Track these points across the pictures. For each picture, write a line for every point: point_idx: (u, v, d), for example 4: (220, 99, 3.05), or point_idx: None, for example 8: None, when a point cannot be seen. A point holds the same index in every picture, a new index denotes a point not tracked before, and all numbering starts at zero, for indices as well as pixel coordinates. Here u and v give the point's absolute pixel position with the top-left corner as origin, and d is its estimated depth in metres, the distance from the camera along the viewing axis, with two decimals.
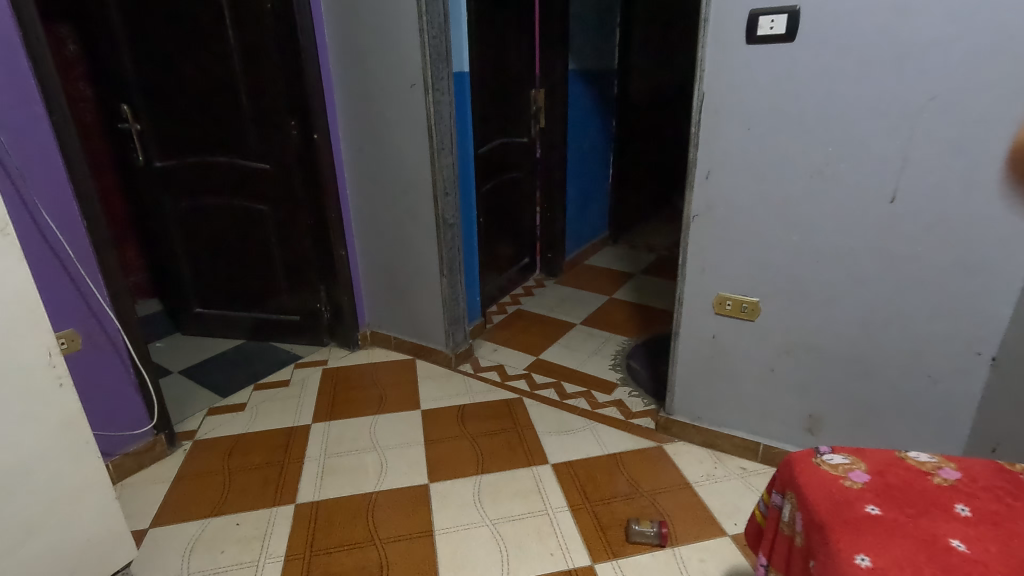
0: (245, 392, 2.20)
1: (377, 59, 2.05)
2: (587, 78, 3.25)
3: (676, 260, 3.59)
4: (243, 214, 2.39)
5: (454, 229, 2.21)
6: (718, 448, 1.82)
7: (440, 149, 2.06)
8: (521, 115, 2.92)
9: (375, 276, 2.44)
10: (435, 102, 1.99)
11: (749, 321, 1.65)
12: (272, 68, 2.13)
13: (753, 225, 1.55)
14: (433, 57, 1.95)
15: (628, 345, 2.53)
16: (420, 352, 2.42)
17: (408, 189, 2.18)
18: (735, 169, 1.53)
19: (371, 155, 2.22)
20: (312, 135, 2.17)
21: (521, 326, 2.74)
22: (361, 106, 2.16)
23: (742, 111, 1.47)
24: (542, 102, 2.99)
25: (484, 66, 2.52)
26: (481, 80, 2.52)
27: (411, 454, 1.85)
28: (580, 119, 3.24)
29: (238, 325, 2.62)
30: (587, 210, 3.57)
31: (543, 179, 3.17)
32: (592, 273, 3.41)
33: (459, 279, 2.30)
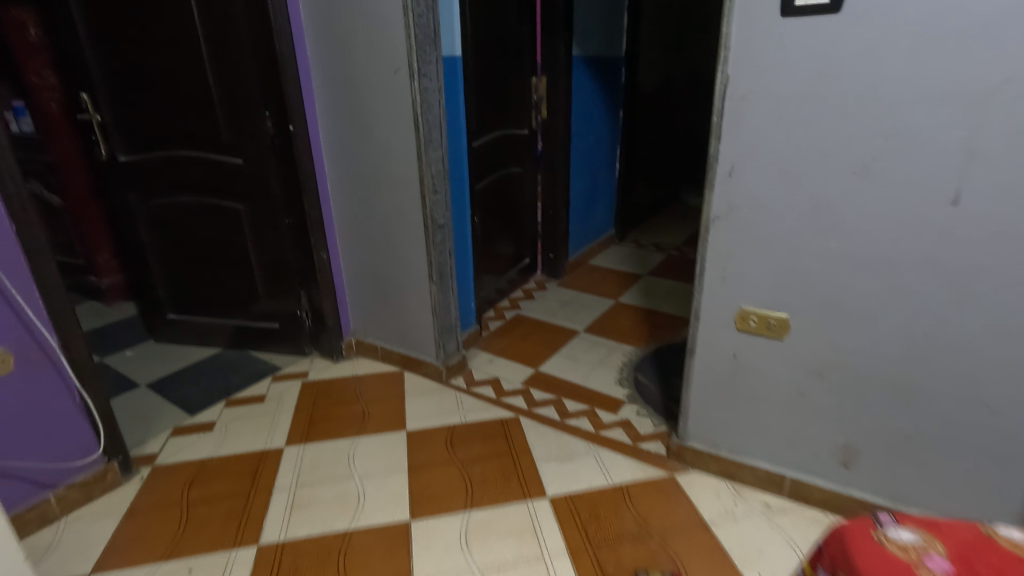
0: (215, 409, 2.01)
1: (357, 40, 1.83)
2: (592, 65, 3.02)
3: (686, 260, 3.37)
4: (215, 214, 2.19)
5: (444, 231, 2.00)
6: (738, 480, 1.61)
7: (428, 143, 1.84)
8: (521, 105, 2.70)
9: (359, 281, 2.23)
10: (422, 89, 1.77)
11: (776, 339, 1.43)
12: (243, 53, 1.92)
13: (784, 229, 1.33)
14: (419, 38, 1.73)
15: (636, 356, 2.32)
16: (409, 364, 2.22)
17: (393, 187, 1.96)
18: (765, 165, 1.31)
19: (352, 149, 2.00)
20: (288, 127, 1.95)
21: (519, 335, 2.53)
22: (341, 93, 1.94)
23: (775, 96, 1.25)
24: (545, 90, 2.77)
25: (480, 52, 2.30)
26: (477, 66, 2.30)
27: (393, 484, 1.65)
28: (585, 109, 3.02)
29: (213, 333, 2.42)
30: (592, 206, 3.36)
31: (545, 174, 2.95)
32: (597, 274, 3.20)
33: (451, 286, 2.09)
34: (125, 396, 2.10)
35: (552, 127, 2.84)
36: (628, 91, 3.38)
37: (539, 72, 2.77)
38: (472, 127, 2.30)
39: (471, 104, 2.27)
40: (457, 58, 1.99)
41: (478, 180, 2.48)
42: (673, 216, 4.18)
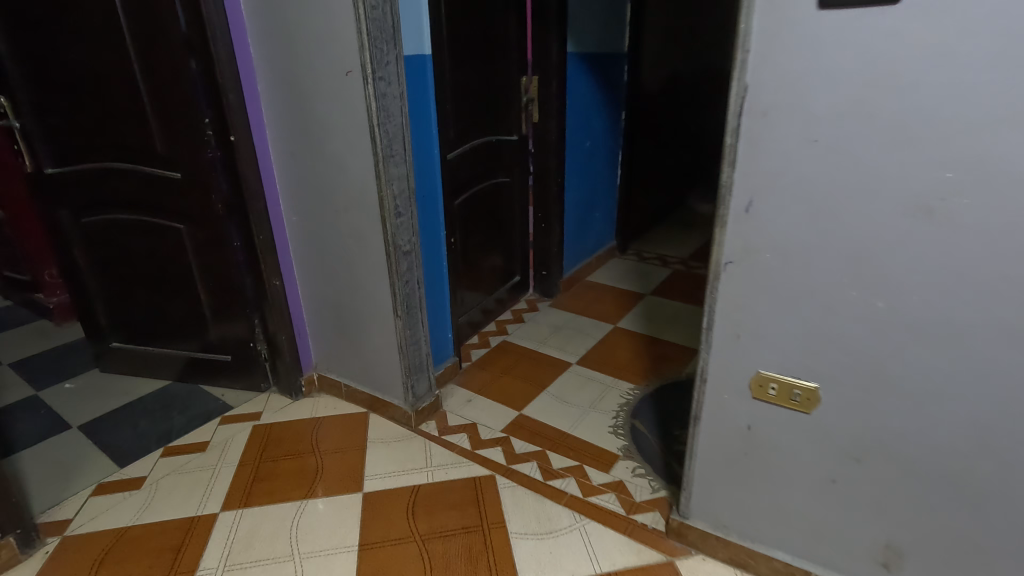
0: (148, 461, 1.76)
1: (305, 37, 1.55)
2: (591, 63, 2.73)
3: (692, 277, 3.08)
4: (156, 233, 1.93)
5: (411, 258, 1.72)
6: (750, 571, 1.34)
7: (387, 158, 1.56)
8: (508, 108, 2.41)
9: (320, 310, 1.96)
10: (379, 95, 1.50)
11: (801, 413, 1.16)
12: (176, 50, 1.64)
13: (816, 282, 1.05)
14: (373, 34, 1.45)
15: (633, 397, 2.05)
16: (375, 405, 1.96)
17: (351, 208, 1.69)
18: (791, 200, 1.02)
19: (305, 163, 1.72)
20: (229, 138, 1.69)
21: (504, 367, 2.26)
22: (290, 99, 1.66)
23: (808, 113, 0.96)
24: (536, 91, 2.48)
25: (458, 49, 2.02)
26: (454, 65, 2.02)
27: (338, 568, 1.40)
28: (582, 113, 2.73)
29: (161, 364, 2.16)
30: (590, 218, 3.07)
31: (537, 184, 2.67)
32: (594, 293, 2.92)
33: (420, 320, 1.82)
34: (36, 448, 1.83)
35: (544, 132, 2.55)
36: (630, 91, 3.08)
37: (529, 70, 2.47)
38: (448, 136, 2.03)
39: (446, 109, 1.99)
40: (426, 58, 1.71)
41: (457, 194, 2.21)
42: (679, 226, 3.88)
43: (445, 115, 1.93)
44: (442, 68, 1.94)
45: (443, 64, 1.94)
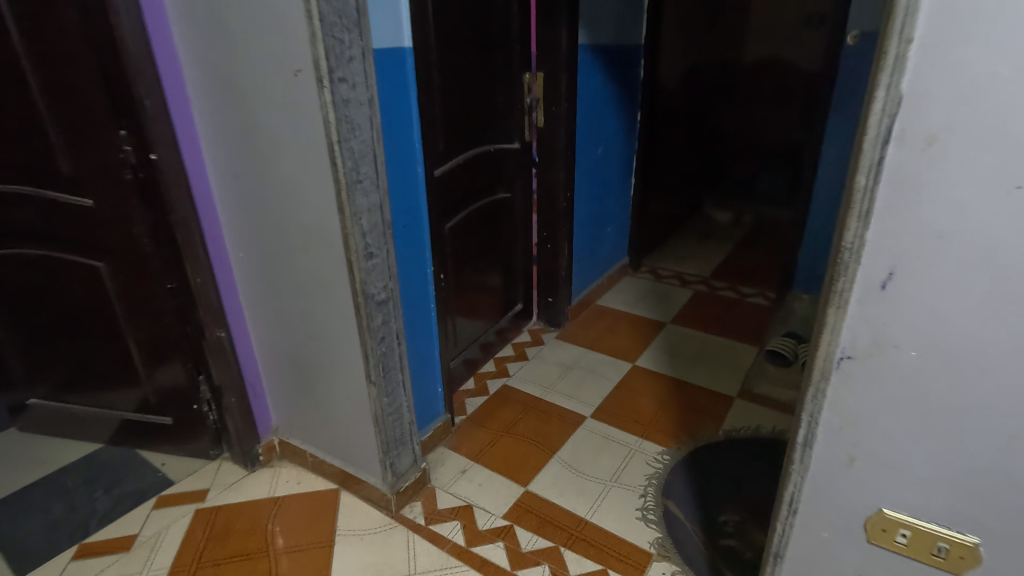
0: (56, 568, 1.40)
1: (240, 23, 1.15)
2: (605, 56, 2.34)
3: (717, 299, 2.72)
4: (70, 273, 1.54)
5: (387, 308, 1.35)
6: None
7: (352, 185, 1.18)
8: (509, 111, 2.03)
9: (278, 366, 1.59)
10: (339, 103, 1.11)
11: (945, 572, 0.80)
12: (77, 43, 1.26)
13: (992, 396, 0.69)
14: (328, 20, 1.06)
15: (664, 466, 1.69)
16: (348, 482, 1.59)
17: (309, 247, 1.31)
18: (963, 276, 0.66)
19: (250, 188, 1.34)
20: (149, 156, 1.30)
21: (504, 423, 1.90)
22: (226, 107, 1.27)
23: (1008, 146, 0.61)
24: (541, 91, 2.10)
25: (447, 42, 1.63)
26: (442, 60, 1.63)
27: None
28: (593, 115, 2.35)
29: (89, 426, 1.78)
30: (601, 234, 2.70)
31: (541, 199, 2.29)
32: (607, 321, 2.55)
33: (400, 382, 1.45)
34: None
35: (550, 140, 2.17)
36: (646, 89, 2.70)
37: (534, 65, 2.09)
38: (435, 149, 1.65)
39: (431, 116, 1.60)
40: (404, 53, 1.32)
41: (448, 218, 1.83)
42: (695, 237, 3.52)
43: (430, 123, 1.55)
44: (427, 65, 1.56)
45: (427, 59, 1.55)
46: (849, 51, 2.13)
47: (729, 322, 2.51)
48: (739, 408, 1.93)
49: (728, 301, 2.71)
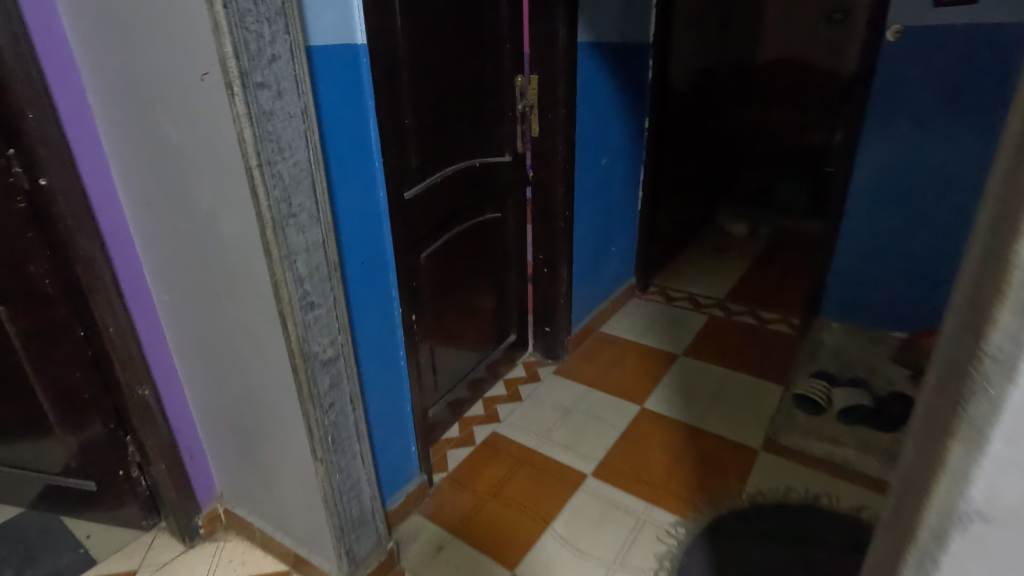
0: None
1: (135, 13, 0.89)
2: (609, 56, 2.07)
3: (736, 326, 2.44)
4: None
5: (336, 368, 1.09)
6: None
7: (282, 222, 0.92)
8: (497, 120, 1.77)
9: (217, 426, 1.33)
10: (258, 116, 0.85)
11: None
12: None
13: None
14: (239, 8, 0.79)
15: (678, 544, 1.43)
16: (299, 565, 1.33)
17: (236, 294, 1.05)
18: None
19: (166, 219, 1.08)
20: (39, 181, 1.04)
21: (491, 484, 1.64)
22: (133, 119, 1.02)
23: None
24: (536, 97, 1.84)
25: (418, 38, 1.37)
26: (413, 61, 1.37)
27: None
28: (596, 122, 2.08)
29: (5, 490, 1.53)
30: (605, 253, 2.43)
31: (537, 218, 2.03)
32: (612, 351, 2.28)
33: (357, 453, 1.19)
34: None
35: (546, 151, 1.90)
36: (655, 93, 2.43)
37: (527, 67, 1.82)
38: (404, 168, 1.39)
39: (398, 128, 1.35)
40: (355, 53, 1.07)
41: (425, 246, 1.57)
42: (707, 251, 3.24)
43: (396, 137, 1.30)
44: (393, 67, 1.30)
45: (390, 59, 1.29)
46: (890, 48, 1.86)
47: (749, 354, 2.23)
48: (765, 465, 1.65)
49: (747, 327, 2.43)
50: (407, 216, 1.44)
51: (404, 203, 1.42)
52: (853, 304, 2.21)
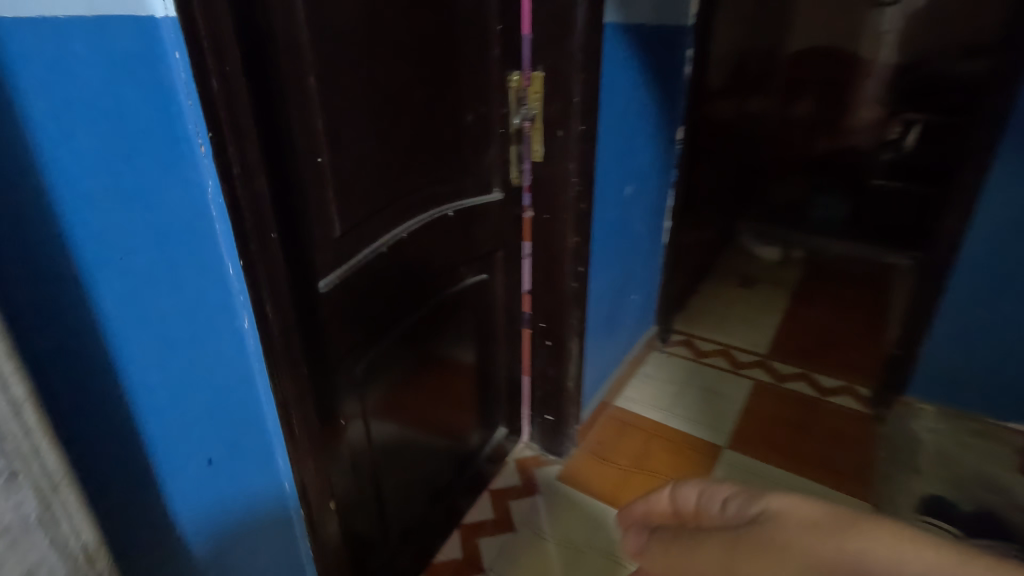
0: None
1: None
2: (640, 43, 1.47)
3: (789, 397, 1.89)
4: None
5: None
6: None
7: None
8: (477, 142, 1.18)
9: None
10: None
11: None
12: None
13: None
14: None
15: None
16: None
17: None
18: None
19: None
20: None
21: None
22: None
23: None
24: (539, 104, 1.23)
25: (331, 13, 0.76)
26: (321, 54, 0.76)
27: None
28: (620, 136, 1.49)
29: None
30: (622, 305, 1.85)
31: (537, 275, 1.44)
32: (632, 442, 1.73)
33: None
34: None
35: (552, 184, 1.31)
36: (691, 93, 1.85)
37: (525, 58, 1.21)
38: (309, 247, 0.79)
39: (292, 177, 0.75)
40: (152, 46, 0.47)
41: (360, 357, 0.99)
42: (735, 282, 2.68)
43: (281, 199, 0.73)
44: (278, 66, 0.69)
45: (271, 55, 0.69)
46: None
47: (813, 446, 1.69)
48: None
49: (803, 401, 1.88)
50: (320, 324, 0.85)
51: (315, 303, 0.83)
52: (951, 383, 1.67)
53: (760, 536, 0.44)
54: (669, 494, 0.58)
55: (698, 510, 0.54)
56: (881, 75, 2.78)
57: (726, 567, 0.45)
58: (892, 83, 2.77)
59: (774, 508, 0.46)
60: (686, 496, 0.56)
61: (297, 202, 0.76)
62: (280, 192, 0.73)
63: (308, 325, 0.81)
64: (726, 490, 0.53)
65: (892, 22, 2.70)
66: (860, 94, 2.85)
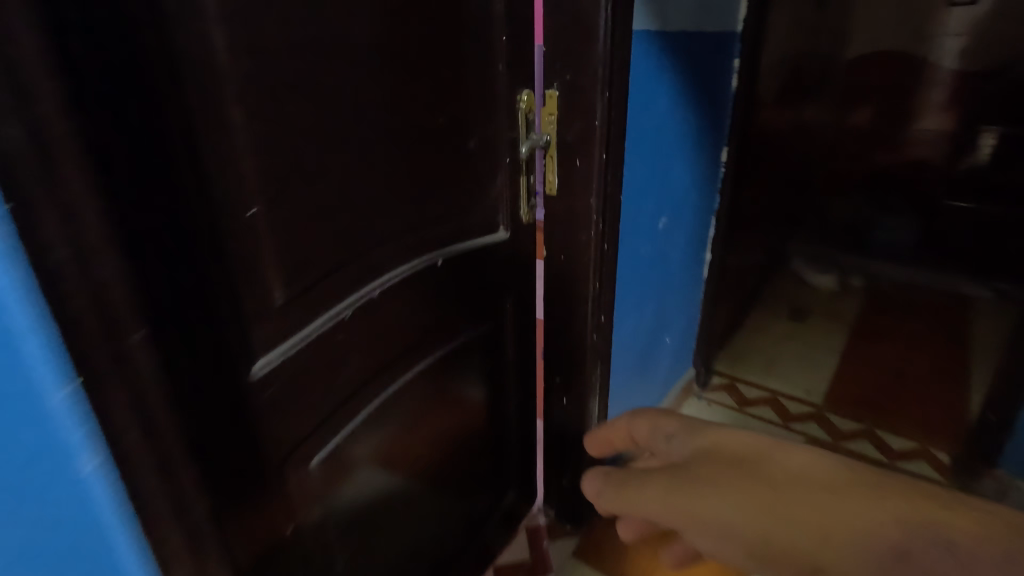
0: None
1: None
2: (680, 58, 1.26)
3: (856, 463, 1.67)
4: None
5: None
6: None
7: None
8: (478, 179, 1.00)
9: None
10: None
11: None
12: None
13: None
14: None
15: None
16: None
17: None
18: None
19: None
20: None
21: None
22: None
23: None
24: (553, 128, 1.04)
25: (260, 21, 0.58)
26: (246, 73, 0.57)
27: None
28: (654, 166, 1.29)
29: None
30: (657, 350, 1.63)
31: (555, 327, 1.24)
32: None
33: None
34: None
35: (570, 225, 1.11)
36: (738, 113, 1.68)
37: (536, 74, 1.03)
38: (229, 324, 0.61)
39: (199, 238, 0.56)
40: None
41: (317, 446, 0.79)
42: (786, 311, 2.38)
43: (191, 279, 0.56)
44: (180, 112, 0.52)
45: (162, 78, 0.50)
46: None
47: None
48: None
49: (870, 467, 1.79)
50: (248, 422, 0.66)
51: (247, 400, 0.65)
52: None
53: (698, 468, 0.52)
54: (625, 423, 0.66)
55: (648, 439, 0.63)
56: (942, 84, 1.97)
57: (664, 502, 0.52)
58: (969, 81, 1.92)
59: (713, 444, 0.55)
60: (640, 426, 0.64)
61: (218, 277, 0.59)
62: (166, 263, 0.53)
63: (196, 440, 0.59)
64: (671, 425, 0.61)
65: (961, 27, 1.88)
66: (931, 84, 1.98)
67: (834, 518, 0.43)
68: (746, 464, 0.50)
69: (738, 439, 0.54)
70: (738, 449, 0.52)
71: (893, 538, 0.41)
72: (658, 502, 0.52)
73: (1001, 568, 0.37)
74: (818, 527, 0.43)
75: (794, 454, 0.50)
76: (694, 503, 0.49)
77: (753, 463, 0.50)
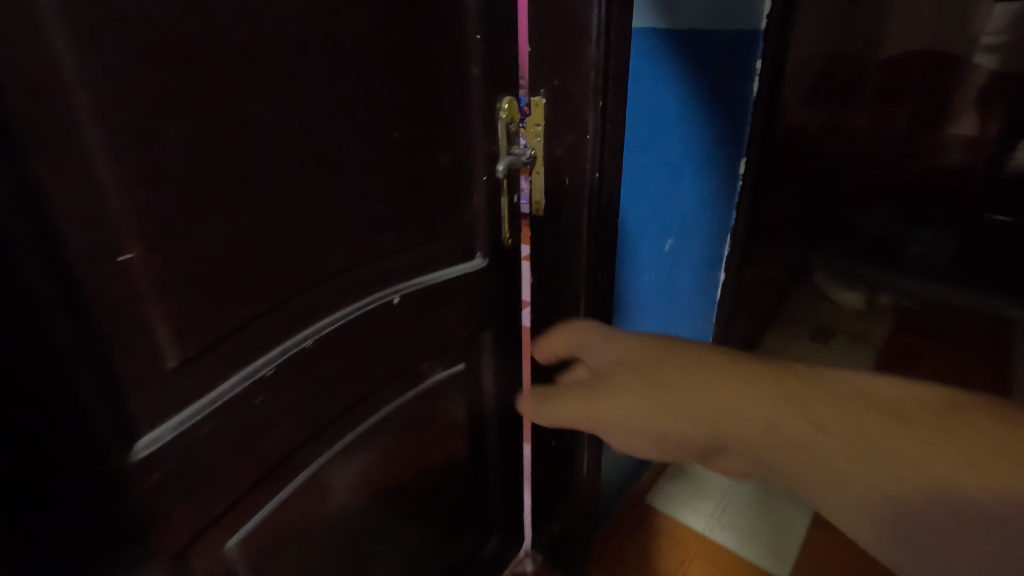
0: None
1: None
2: (692, 62, 1.11)
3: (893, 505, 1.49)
4: None
5: None
6: None
7: None
8: (449, 204, 0.86)
9: None
10: None
11: None
12: None
13: None
14: None
15: None
16: None
17: None
18: None
19: None
20: None
21: None
22: None
23: None
24: (540, 141, 0.89)
25: (127, 27, 0.45)
26: (110, 89, 0.45)
27: None
28: (659, 184, 1.14)
29: None
30: None
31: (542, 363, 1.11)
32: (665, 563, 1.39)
33: None
34: None
35: (559, 254, 0.98)
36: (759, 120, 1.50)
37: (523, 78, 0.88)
38: (96, 404, 0.49)
39: (43, 310, 0.44)
40: None
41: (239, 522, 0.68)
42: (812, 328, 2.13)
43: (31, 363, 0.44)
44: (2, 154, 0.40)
45: None
46: None
47: None
48: None
49: None
50: (129, 515, 0.54)
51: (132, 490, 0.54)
52: None
53: (622, 384, 0.61)
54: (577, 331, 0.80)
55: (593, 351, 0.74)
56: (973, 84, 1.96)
57: (594, 405, 0.63)
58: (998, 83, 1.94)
59: (636, 351, 0.65)
60: (590, 335, 0.77)
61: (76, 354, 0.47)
62: None
63: (33, 555, 0.47)
64: (610, 336, 0.72)
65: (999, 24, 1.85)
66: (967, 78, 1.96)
67: (728, 413, 0.51)
68: (656, 366, 0.60)
69: (652, 348, 0.63)
70: (652, 350, 0.63)
71: (774, 423, 0.48)
72: (592, 407, 0.64)
73: (861, 460, 0.43)
74: (700, 419, 0.53)
75: (695, 363, 0.57)
76: (614, 406, 0.60)
77: (663, 367, 0.59)
